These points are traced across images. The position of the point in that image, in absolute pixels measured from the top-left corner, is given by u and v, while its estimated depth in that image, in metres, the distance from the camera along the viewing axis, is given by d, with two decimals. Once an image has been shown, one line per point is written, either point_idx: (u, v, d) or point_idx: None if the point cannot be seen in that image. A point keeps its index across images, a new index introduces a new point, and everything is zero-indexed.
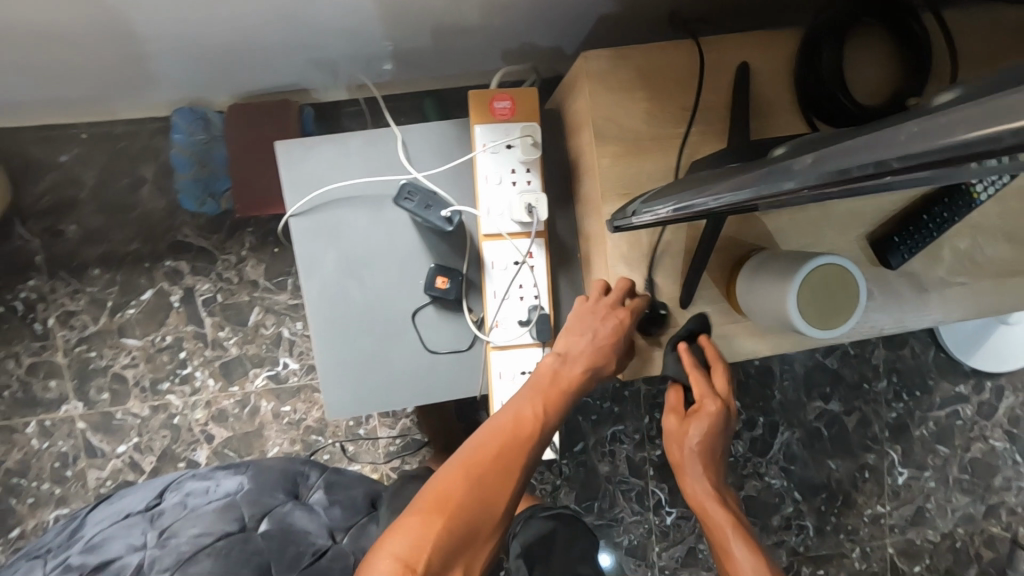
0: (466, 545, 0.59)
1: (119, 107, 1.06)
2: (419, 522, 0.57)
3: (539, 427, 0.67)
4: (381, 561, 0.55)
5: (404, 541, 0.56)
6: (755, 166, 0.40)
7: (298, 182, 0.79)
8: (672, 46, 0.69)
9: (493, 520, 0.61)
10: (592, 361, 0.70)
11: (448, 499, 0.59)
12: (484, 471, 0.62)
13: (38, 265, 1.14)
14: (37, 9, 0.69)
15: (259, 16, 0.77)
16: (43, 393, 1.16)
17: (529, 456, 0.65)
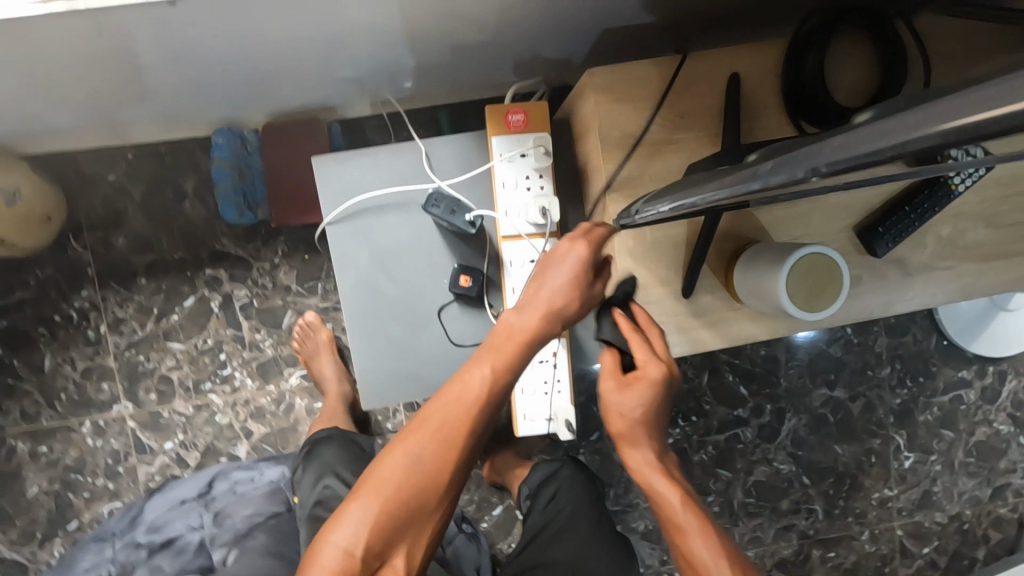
0: (412, 517, 0.68)
1: (162, 130, 1.15)
2: (361, 508, 0.66)
3: (484, 391, 0.71)
4: (327, 548, 0.64)
5: (346, 529, 0.65)
6: (736, 169, 0.47)
7: (333, 194, 0.87)
8: (670, 58, 0.76)
9: (436, 490, 0.69)
10: (546, 310, 0.75)
11: (388, 483, 0.67)
12: (425, 449, 0.69)
13: (90, 276, 1.23)
14: (110, 55, 0.78)
15: (298, 48, 0.86)
16: (96, 394, 1.25)
17: (473, 422, 0.71)
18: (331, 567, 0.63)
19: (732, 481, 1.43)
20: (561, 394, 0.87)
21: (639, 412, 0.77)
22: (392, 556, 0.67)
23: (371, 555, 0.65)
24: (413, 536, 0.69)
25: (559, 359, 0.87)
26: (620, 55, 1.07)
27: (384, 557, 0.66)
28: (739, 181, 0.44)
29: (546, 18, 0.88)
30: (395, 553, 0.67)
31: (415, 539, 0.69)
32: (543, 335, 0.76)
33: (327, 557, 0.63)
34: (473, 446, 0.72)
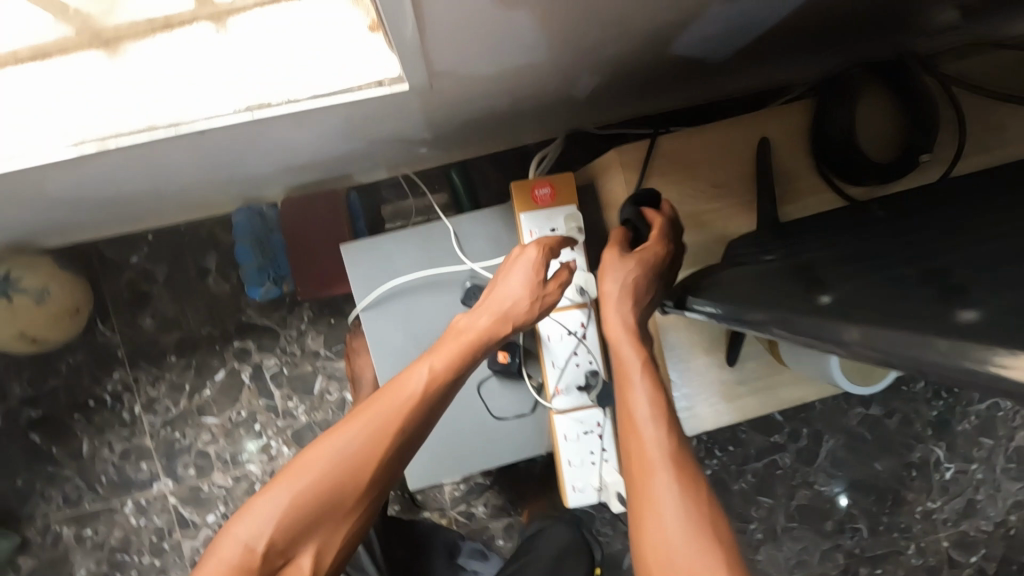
0: (323, 516, 0.65)
1: (180, 213, 1.15)
2: (270, 500, 0.63)
3: (420, 392, 0.70)
4: (230, 539, 0.63)
5: (251, 521, 0.63)
6: (796, 303, 0.44)
7: (364, 279, 0.87)
8: (697, 132, 0.76)
9: (353, 492, 0.66)
10: (498, 314, 0.76)
11: (301, 477, 0.64)
12: (347, 445, 0.66)
13: (120, 358, 1.24)
14: (135, 169, 0.79)
15: (317, 140, 0.85)
16: (136, 474, 1.26)
17: (404, 423, 0.68)
18: (230, 558, 0.62)
19: (773, 506, 1.42)
20: (610, 463, 0.87)
21: (629, 283, 0.70)
22: (299, 554, 0.64)
23: (273, 550, 0.63)
24: (325, 537, 0.65)
25: (604, 429, 0.87)
26: (634, 98, 1.06)
27: (289, 553, 0.64)
28: (800, 324, 0.42)
29: (561, 84, 0.88)
30: (303, 551, 0.64)
31: (327, 541, 0.66)
32: (494, 338, 0.76)
33: (226, 548, 0.62)
34: (402, 454, 0.69)
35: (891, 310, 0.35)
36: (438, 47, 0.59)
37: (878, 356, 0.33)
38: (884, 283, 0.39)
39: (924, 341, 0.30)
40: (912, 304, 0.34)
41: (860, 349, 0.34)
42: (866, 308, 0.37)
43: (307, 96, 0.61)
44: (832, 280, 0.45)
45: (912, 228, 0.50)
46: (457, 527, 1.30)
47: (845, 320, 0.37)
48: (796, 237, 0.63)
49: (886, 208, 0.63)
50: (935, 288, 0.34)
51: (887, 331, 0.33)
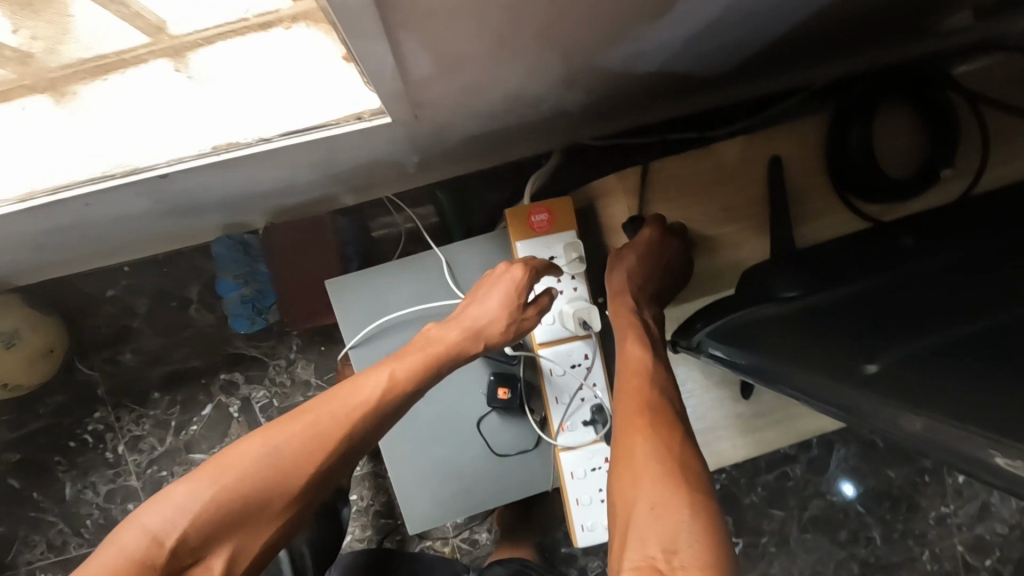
0: (243, 518, 0.59)
1: (159, 245, 1.10)
2: (188, 493, 0.58)
3: (372, 401, 0.65)
4: (139, 528, 0.57)
5: (165, 511, 0.57)
6: (839, 371, 0.42)
7: (353, 315, 0.82)
8: (705, 150, 0.71)
9: (280, 497, 0.60)
10: (467, 328, 0.72)
11: (228, 473, 0.59)
12: (283, 445, 0.61)
13: (102, 397, 1.18)
14: (102, 214, 0.73)
15: (299, 173, 0.80)
16: (123, 516, 1.19)
17: (347, 432, 0.63)
18: (133, 547, 0.56)
19: (786, 519, 1.37)
20: None
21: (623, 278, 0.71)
22: (210, 556, 0.58)
23: (181, 546, 0.57)
24: (240, 542, 0.59)
25: None
26: (630, 108, 1.01)
27: (200, 554, 0.58)
28: (845, 399, 0.40)
29: (554, 101, 0.83)
30: (216, 553, 0.59)
31: (243, 548, 0.60)
32: (458, 354, 0.72)
33: (130, 537, 0.56)
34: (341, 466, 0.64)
35: (955, 402, 0.33)
36: (416, 77, 0.54)
37: (940, 456, 0.31)
38: (940, 359, 0.36)
39: (996, 452, 0.28)
40: (980, 402, 0.32)
41: (916, 443, 0.33)
42: (924, 394, 0.35)
43: (279, 135, 0.58)
44: (878, 341, 0.41)
45: (947, 264, 0.46)
46: (460, 555, 1.25)
47: (903, 407, 0.35)
48: (817, 268, 0.59)
49: (914, 237, 0.58)
50: (1003, 376, 0.32)
51: (948, 426, 0.31)
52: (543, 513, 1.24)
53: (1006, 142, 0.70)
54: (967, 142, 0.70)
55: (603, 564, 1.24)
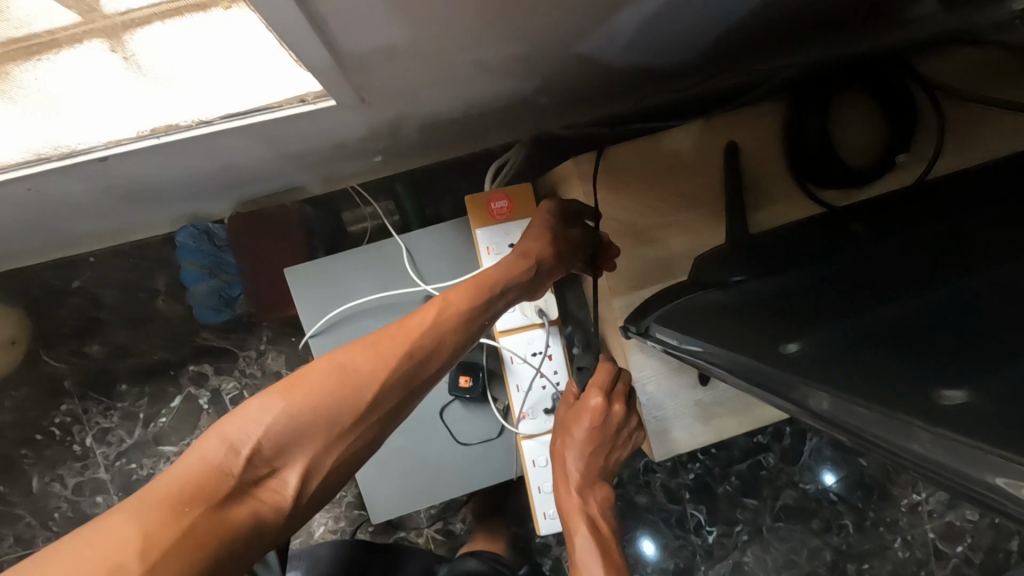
0: (320, 425, 0.52)
1: (122, 233, 1.08)
2: (263, 403, 0.51)
3: (434, 318, 0.61)
4: (211, 437, 0.49)
5: (242, 419, 0.50)
6: (763, 352, 0.40)
7: (312, 304, 0.81)
8: (661, 136, 0.72)
9: (351, 407, 0.53)
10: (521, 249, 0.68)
11: (303, 382, 0.53)
12: (354, 358, 0.55)
13: (69, 389, 1.17)
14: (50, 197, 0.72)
15: (255, 157, 0.78)
16: (91, 509, 1.17)
17: (416, 347, 0.58)
18: (208, 457, 0.47)
19: (759, 507, 1.36)
20: None
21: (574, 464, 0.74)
22: (286, 469, 0.50)
23: (257, 453, 0.49)
24: (316, 456, 0.52)
25: None
26: (596, 97, 1.00)
27: (275, 466, 0.50)
28: (767, 379, 0.38)
29: (514, 86, 0.82)
30: (292, 465, 0.51)
31: (319, 462, 0.52)
32: (514, 274, 0.66)
33: (202, 447, 0.48)
34: (414, 385, 0.58)
35: (866, 380, 0.31)
36: (349, 52, 0.52)
37: (849, 434, 0.30)
38: (858, 337, 0.35)
39: (900, 434, 0.26)
40: (892, 378, 0.30)
41: (823, 423, 0.31)
42: (838, 370, 0.33)
43: (220, 117, 0.56)
44: (801, 323, 0.41)
45: (887, 252, 0.46)
46: (435, 546, 1.24)
47: (811, 384, 0.33)
48: (768, 255, 0.58)
49: (861, 223, 0.57)
50: (914, 354, 0.31)
51: (856, 404, 0.29)
52: (518, 504, 1.23)
53: (961, 126, 0.70)
54: (924, 127, 0.70)
55: None
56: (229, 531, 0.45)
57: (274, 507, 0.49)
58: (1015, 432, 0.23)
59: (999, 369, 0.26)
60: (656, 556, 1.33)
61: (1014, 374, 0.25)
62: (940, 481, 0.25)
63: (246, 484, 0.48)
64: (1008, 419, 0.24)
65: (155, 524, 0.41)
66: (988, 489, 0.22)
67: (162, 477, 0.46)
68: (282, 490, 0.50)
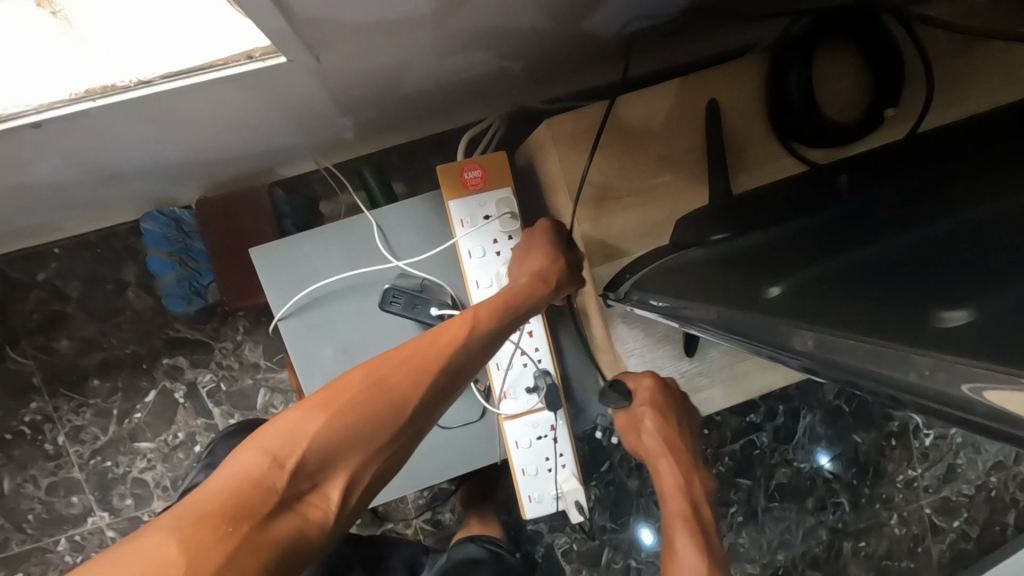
0: (363, 439, 0.49)
1: (87, 221, 1.04)
2: (304, 415, 0.47)
3: (467, 332, 0.58)
4: (248, 450, 0.45)
5: (281, 431, 0.46)
6: (743, 300, 0.38)
7: (283, 285, 0.79)
8: (638, 95, 0.69)
9: (392, 423, 0.50)
10: (538, 273, 0.68)
11: (343, 392, 0.49)
12: (394, 370, 0.52)
13: (37, 386, 1.13)
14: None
15: (214, 130, 0.74)
16: (66, 509, 1.13)
17: (452, 360, 0.56)
18: (248, 472, 0.44)
19: (753, 488, 1.33)
20: (567, 469, 0.80)
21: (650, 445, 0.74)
22: (327, 484, 0.47)
23: (300, 468, 0.45)
24: (358, 470, 0.48)
25: (559, 433, 0.80)
26: (574, 69, 0.97)
27: (316, 481, 0.46)
28: (747, 326, 0.36)
29: (486, 55, 0.79)
30: (333, 480, 0.47)
31: (359, 477, 0.49)
32: (533, 297, 0.66)
33: (240, 462, 0.44)
34: (446, 400, 0.56)
35: (857, 314, 0.28)
36: (306, 17, 0.49)
37: (835, 374, 0.28)
38: (848, 274, 0.32)
39: (888, 363, 0.24)
40: (880, 310, 0.28)
41: (807, 363, 0.29)
42: (820, 307, 0.31)
43: (162, 76, 0.51)
44: (782, 266, 0.38)
45: (876, 199, 0.43)
46: (424, 537, 1.21)
47: (795, 325, 0.31)
48: (753, 212, 0.55)
49: (848, 175, 0.55)
50: (907, 284, 0.28)
51: (845, 340, 0.27)
52: (507, 491, 1.20)
53: (951, 79, 0.67)
54: (911, 80, 0.68)
55: (569, 540, 1.21)
56: (274, 551, 0.42)
57: (317, 525, 0.45)
58: (1019, 347, 0.21)
59: (1001, 287, 0.24)
60: (654, 545, 1.22)
61: (1020, 290, 0.23)
62: (936, 414, 0.23)
63: (290, 500, 0.44)
64: (1009, 334, 0.22)
65: (201, 548, 0.38)
66: (979, 404, 0.20)
67: (198, 494, 0.42)
68: (325, 506, 0.46)
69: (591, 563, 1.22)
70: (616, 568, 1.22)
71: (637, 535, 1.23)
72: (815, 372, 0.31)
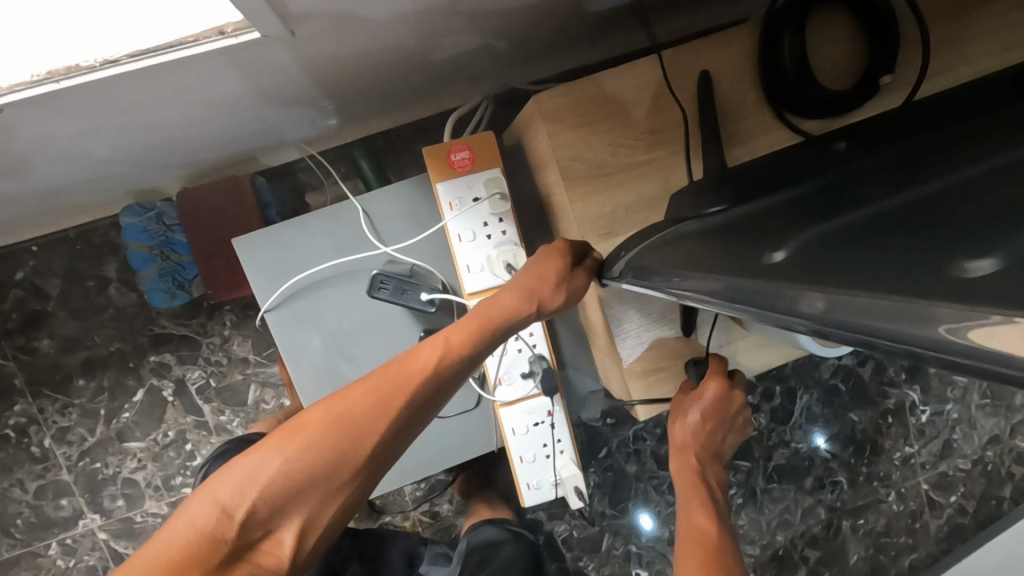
0: (316, 484, 0.51)
1: (64, 216, 1.01)
2: (257, 463, 0.50)
3: (435, 362, 0.58)
4: (202, 499, 0.48)
5: (234, 480, 0.49)
6: (745, 265, 0.36)
7: (268, 276, 0.77)
8: (628, 68, 0.67)
9: (347, 466, 0.52)
10: (529, 287, 0.64)
11: (300, 435, 0.51)
12: (351, 408, 0.53)
13: (20, 388, 1.10)
14: None
15: (189, 116, 0.71)
16: (56, 512, 1.11)
17: (416, 394, 0.56)
18: (197, 523, 0.46)
19: (752, 469, 1.32)
20: (565, 455, 0.79)
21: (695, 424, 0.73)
22: (282, 529, 0.50)
23: (250, 517, 0.48)
24: (311, 514, 0.51)
25: (556, 419, 0.78)
26: (561, 48, 0.95)
27: (268, 526, 0.49)
28: (747, 294, 0.34)
29: (470, 35, 0.76)
30: (287, 525, 0.50)
31: (314, 520, 0.51)
32: (517, 316, 0.64)
33: (193, 512, 0.47)
34: (411, 432, 0.57)
35: (870, 269, 0.27)
36: None
37: (845, 336, 0.26)
38: (860, 234, 0.31)
39: (905, 317, 0.23)
40: (893, 266, 0.26)
41: (814, 326, 0.28)
42: (826, 267, 0.30)
43: (128, 56, 0.48)
44: (782, 234, 0.37)
45: (873, 165, 0.42)
46: (422, 528, 1.20)
47: (801, 288, 0.29)
48: (749, 182, 0.54)
49: (847, 142, 0.53)
50: (920, 239, 0.27)
51: (857, 297, 0.25)
52: (505, 480, 1.19)
53: (947, 45, 0.66)
54: (908, 47, 0.66)
55: (569, 528, 1.21)
56: None
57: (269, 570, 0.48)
58: None
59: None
60: (651, 529, 1.22)
61: None
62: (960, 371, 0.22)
63: (238, 550, 0.47)
64: None
65: None
66: (967, 346, 0.20)
67: (150, 548, 0.45)
68: (277, 552, 0.49)
69: (591, 549, 1.21)
70: (616, 553, 1.22)
71: (634, 519, 1.22)
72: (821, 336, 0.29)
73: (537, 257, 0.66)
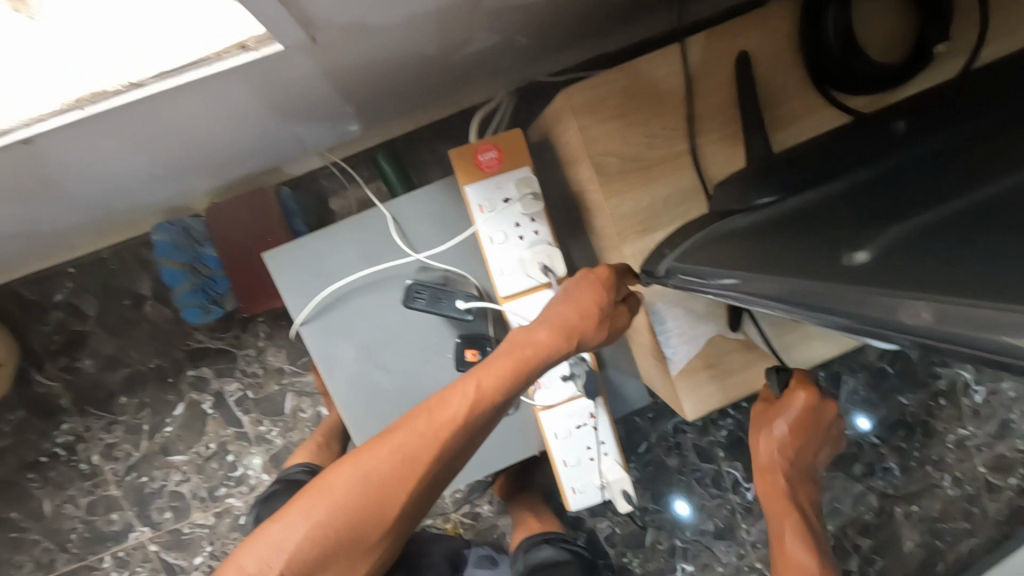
0: (342, 548, 0.52)
1: (97, 237, 1.02)
2: (284, 531, 0.52)
3: (465, 413, 0.56)
4: (236, 565, 0.52)
5: (264, 548, 0.51)
6: (818, 268, 0.34)
7: (300, 289, 0.76)
8: (661, 55, 0.64)
9: (372, 529, 0.53)
10: (566, 326, 0.59)
11: (323, 500, 0.52)
12: (376, 470, 0.53)
13: (66, 407, 1.12)
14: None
15: (214, 131, 0.71)
16: (108, 527, 1.14)
17: (443, 450, 0.55)
18: None
19: None
20: (610, 457, 0.77)
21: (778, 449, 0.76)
22: None
23: None
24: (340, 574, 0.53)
25: (599, 421, 0.76)
26: (583, 37, 0.92)
27: None
28: (824, 302, 0.31)
29: (492, 32, 0.74)
30: None
31: None
32: (554, 354, 0.60)
33: None
34: (439, 483, 0.56)
35: (981, 275, 0.24)
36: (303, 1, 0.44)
37: (953, 351, 0.23)
38: (962, 232, 0.28)
39: (1007, 323, 0.21)
40: (1010, 270, 0.23)
41: (917, 341, 0.25)
42: (926, 274, 0.27)
43: (152, 77, 0.47)
44: (864, 232, 0.34)
45: (945, 143, 0.39)
46: (463, 530, 1.19)
47: (896, 294, 0.27)
48: (800, 167, 0.51)
49: (906, 120, 0.49)
50: None
51: (969, 305, 0.23)
52: (545, 479, 1.18)
53: (1005, 7, 0.61)
54: (962, 12, 0.62)
55: (612, 525, 1.19)
56: None
57: None
58: None
59: None
60: (690, 516, 1.19)
61: None
62: None
63: None
64: None
65: None
66: None
67: None
68: None
69: (635, 545, 1.19)
70: (661, 549, 1.19)
71: (670, 506, 1.19)
72: (922, 350, 0.27)
73: (575, 291, 0.61)
